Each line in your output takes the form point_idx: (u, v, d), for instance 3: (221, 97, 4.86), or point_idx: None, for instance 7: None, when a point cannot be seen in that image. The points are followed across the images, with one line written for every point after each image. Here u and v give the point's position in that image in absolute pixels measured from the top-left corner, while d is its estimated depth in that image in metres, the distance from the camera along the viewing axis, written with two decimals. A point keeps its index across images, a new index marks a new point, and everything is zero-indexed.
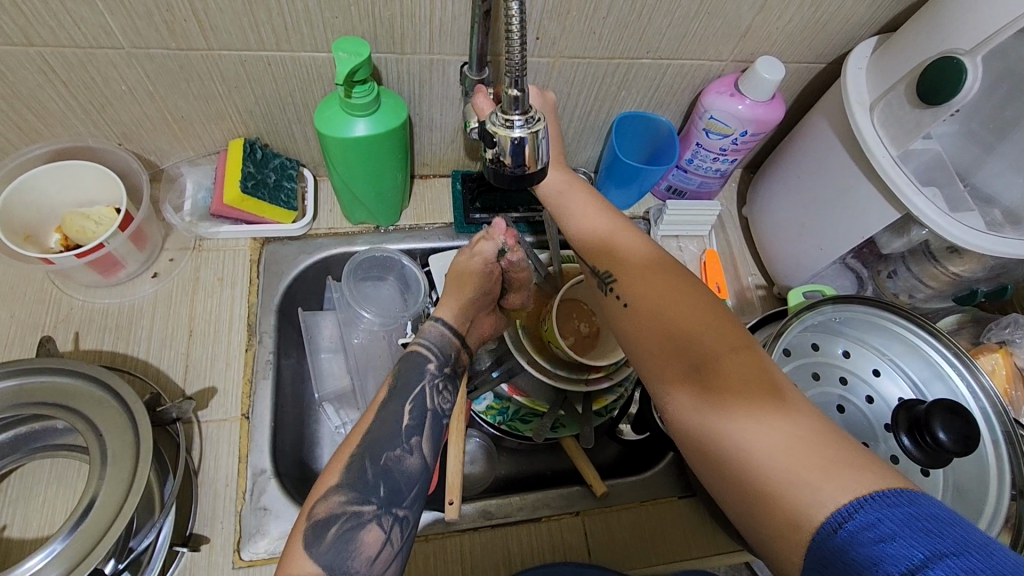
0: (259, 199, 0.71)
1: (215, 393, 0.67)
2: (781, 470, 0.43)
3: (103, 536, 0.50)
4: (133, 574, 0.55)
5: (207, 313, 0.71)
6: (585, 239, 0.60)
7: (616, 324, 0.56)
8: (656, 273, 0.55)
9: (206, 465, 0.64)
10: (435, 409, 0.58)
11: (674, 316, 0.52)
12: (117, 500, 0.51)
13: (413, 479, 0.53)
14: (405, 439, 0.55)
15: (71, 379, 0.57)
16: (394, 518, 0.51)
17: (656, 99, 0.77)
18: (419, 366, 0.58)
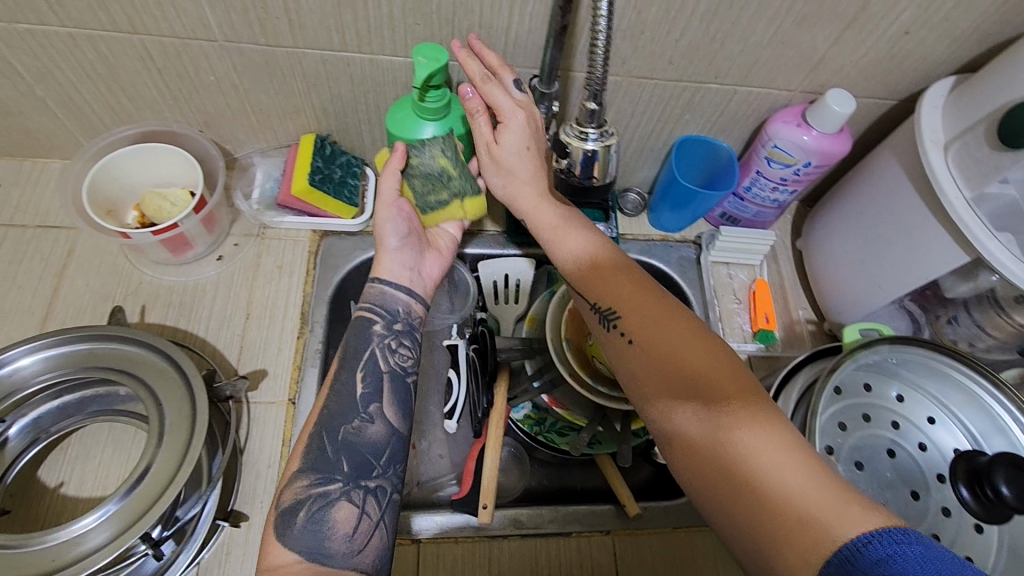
0: (324, 193, 0.73)
1: (265, 375, 0.70)
2: (807, 502, 0.42)
3: (155, 502, 0.52)
4: (177, 542, 0.58)
5: (265, 298, 0.74)
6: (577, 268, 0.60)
7: (620, 362, 0.54)
8: (654, 306, 0.55)
9: (251, 445, 0.66)
10: (392, 370, 0.59)
11: (678, 351, 0.51)
12: (170, 471, 0.53)
13: (378, 447, 0.55)
14: (362, 409, 0.56)
15: (137, 348, 0.59)
16: (363, 491, 0.53)
17: (719, 124, 0.77)
18: (365, 330, 0.60)
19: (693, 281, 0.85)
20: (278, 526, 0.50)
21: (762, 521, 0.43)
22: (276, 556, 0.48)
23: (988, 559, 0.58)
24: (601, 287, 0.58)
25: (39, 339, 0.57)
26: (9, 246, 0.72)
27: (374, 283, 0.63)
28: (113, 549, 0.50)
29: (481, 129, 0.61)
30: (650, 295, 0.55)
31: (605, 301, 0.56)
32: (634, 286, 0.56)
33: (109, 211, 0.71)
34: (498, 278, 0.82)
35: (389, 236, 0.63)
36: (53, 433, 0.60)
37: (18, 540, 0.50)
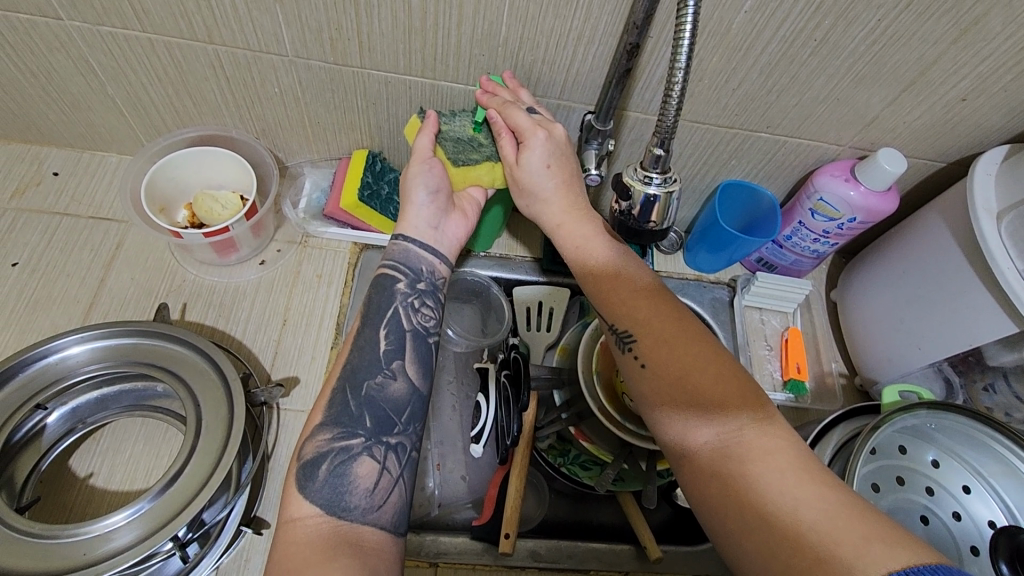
0: (372, 209, 0.74)
1: (297, 382, 0.70)
2: (822, 536, 0.41)
3: (187, 505, 0.52)
4: (201, 545, 0.58)
5: (303, 305, 0.75)
6: (597, 284, 0.59)
7: (633, 385, 0.54)
8: (672, 330, 0.54)
9: (279, 450, 0.66)
10: (415, 329, 0.59)
11: (693, 377, 0.51)
12: (203, 474, 0.54)
13: (400, 405, 0.55)
14: (385, 365, 0.56)
15: (181, 347, 0.60)
16: (385, 447, 0.53)
17: (765, 172, 0.78)
18: (389, 288, 0.60)
19: (725, 324, 0.85)
20: (302, 480, 0.50)
21: (773, 551, 0.42)
22: (296, 508, 0.48)
23: None
24: (618, 307, 0.57)
25: (90, 329, 0.59)
26: (62, 235, 0.74)
27: (398, 239, 0.62)
28: (141, 548, 0.50)
29: (506, 148, 0.61)
30: (668, 320, 0.55)
31: (622, 323, 0.56)
32: (651, 307, 0.56)
33: (162, 209, 0.73)
34: (532, 304, 0.82)
35: (414, 199, 0.62)
36: (89, 424, 0.61)
37: (51, 531, 0.50)
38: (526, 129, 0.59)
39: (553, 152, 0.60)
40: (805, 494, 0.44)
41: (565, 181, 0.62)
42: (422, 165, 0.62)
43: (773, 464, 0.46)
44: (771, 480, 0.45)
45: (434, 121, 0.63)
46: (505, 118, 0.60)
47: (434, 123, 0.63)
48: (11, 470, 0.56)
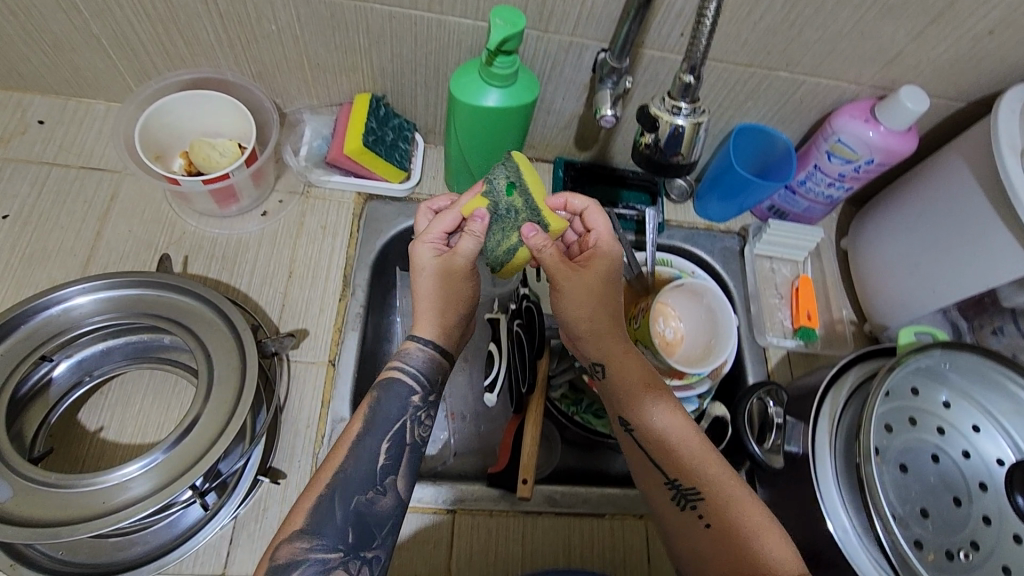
0: (377, 155, 0.72)
1: (306, 335, 0.69)
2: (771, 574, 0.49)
3: (204, 455, 0.51)
4: (219, 495, 0.58)
5: (309, 257, 0.73)
6: (655, 432, 0.57)
7: (692, 542, 0.54)
8: (727, 484, 0.55)
9: (291, 403, 0.65)
10: (415, 442, 0.56)
11: (755, 541, 0.51)
12: (218, 424, 0.53)
13: (385, 519, 0.52)
14: (378, 480, 0.53)
15: (189, 299, 0.59)
16: (361, 560, 0.50)
17: (780, 114, 0.76)
18: (404, 400, 0.56)
19: (736, 273, 0.85)
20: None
21: None
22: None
23: None
24: (680, 456, 0.56)
25: (94, 279, 0.57)
26: (53, 185, 0.71)
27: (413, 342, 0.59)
28: (157, 497, 0.49)
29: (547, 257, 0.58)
30: (730, 478, 0.55)
31: (680, 474, 0.56)
32: (712, 459, 0.56)
33: (157, 158, 0.70)
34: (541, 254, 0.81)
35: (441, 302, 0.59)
36: (99, 377, 0.60)
37: (69, 480, 0.49)
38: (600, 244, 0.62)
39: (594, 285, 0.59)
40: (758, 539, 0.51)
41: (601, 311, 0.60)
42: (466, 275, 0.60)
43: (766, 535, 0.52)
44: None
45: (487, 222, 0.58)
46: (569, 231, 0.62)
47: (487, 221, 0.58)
48: (20, 423, 0.55)
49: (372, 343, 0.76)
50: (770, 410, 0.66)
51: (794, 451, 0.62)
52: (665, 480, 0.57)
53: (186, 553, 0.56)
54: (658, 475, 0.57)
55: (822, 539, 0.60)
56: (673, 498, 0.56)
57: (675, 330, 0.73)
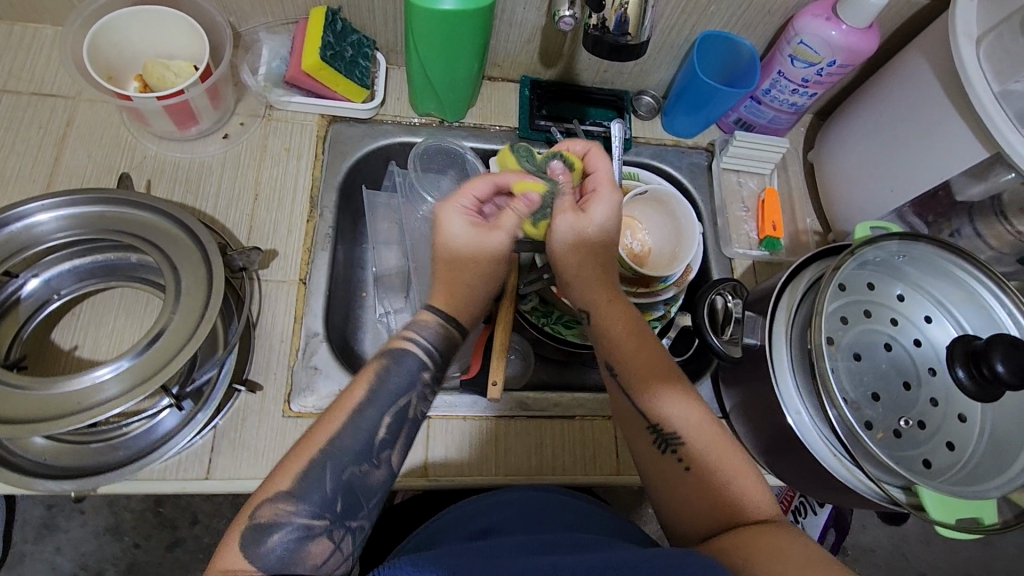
0: (337, 71, 0.71)
1: (276, 255, 0.69)
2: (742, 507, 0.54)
3: (170, 361, 0.52)
4: (195, 403, 0.59)
5: (273, 178, 0.73)
6: (643, 392, 0.59)
7: (669, 486, 0.57)
8: (709, 430, 0.58)
9: (264, 319, 0.66)
10: (416, 418, 0.55)
11: (725, 484, 0.55)
12: (187, 331, 0.53)
13: (373, 492, 0.52)
14: (374, 453, 0.52)
15: (150, 213, 0.59)
16: (345, 529, 0.50)
17: (744, 20, 0.75)
18: (414, 374, 0.55)
19: (703, 188, 0.85)
20: (247, 541, 0.47)
21: (700, 503, 0.55)
22: (232, 561, 0.46)
23: (970, 444, 0.62)
24: (665, 403, 0.58)
25: (53, 195, 0.56)
26: (5, 111, 0.69)
27: (430, 314, 0.57)
28: (130, 396, 0.50)
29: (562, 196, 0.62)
30: (711, 425, 0.58)
31: (664, 420, 0.58)
32: (697, 409, 0.59)
33: (109, 78, 0.68)
34: None
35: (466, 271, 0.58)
36: (65, 294, 0.60)
37: (41, 384, 0.50)
38: (606, 182, 0.62)
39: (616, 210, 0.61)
40: (735, 478, 0.55)
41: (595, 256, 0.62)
42: (498, 247, 0.59)
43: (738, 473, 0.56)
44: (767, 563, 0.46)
45: (534, 207, 0.60)
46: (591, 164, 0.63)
47: (534, 207, 0.60)
48: None
49: (344, 265, 0.77)
50: (730, 305, 0.67)
51: (751, 343, 0.65)
52: (646, 426, 0.59)
53: (168, 457, 0.58)
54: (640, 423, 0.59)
55: (781, 427, 0.63)
56: (653, 441, 0.58)
57: (643, 242, 0.74)
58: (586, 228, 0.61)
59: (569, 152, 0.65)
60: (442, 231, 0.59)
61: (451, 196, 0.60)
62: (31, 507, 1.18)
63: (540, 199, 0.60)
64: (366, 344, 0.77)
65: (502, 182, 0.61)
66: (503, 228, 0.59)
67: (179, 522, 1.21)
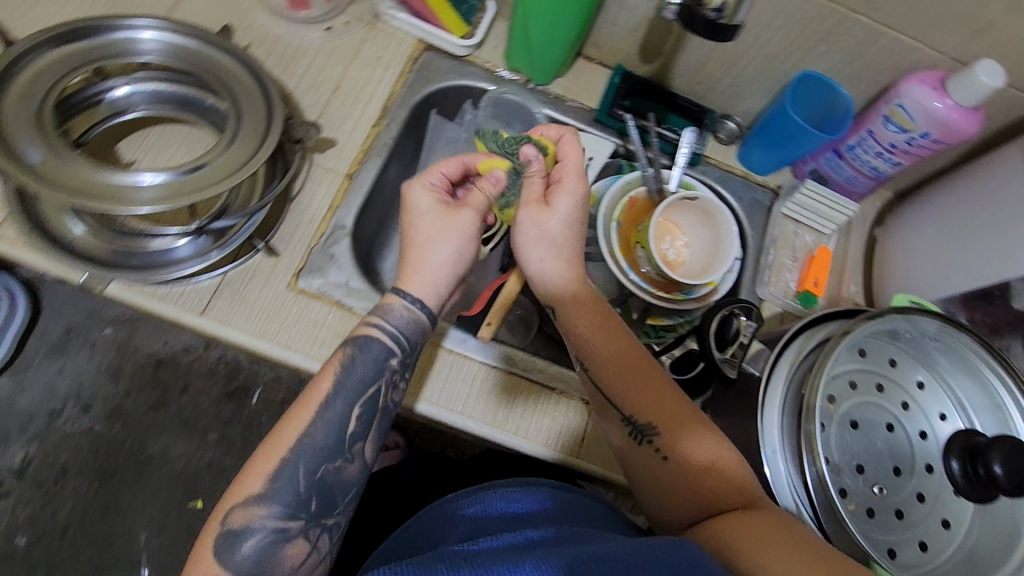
0: (453, 12, 0.78)
1: (332, 145, 0.72)
2: (730, 497, 0.55)
3: (204, 189, 0.56)
4: (215, 242, 0.64)
5: (357, 79, 0.76)
6: (608, 382, 0.61)
7: (654, 476, 0.59)
8: (682, 416, 0.59)
9: (302, 198, 0.69)
10: (386, 408, 0.59)
11: (700, 467, 0.57)
12: (229, 172, 0.58)
13: (348, 487, 0.56)
14: (346, 449, 0.55)
15: (235, 63, 0.63)
16: (321, 528, 0.54)
17: (849, 70, 0.74)
18: (380, 360, 0.57)
19: (757, 226, 0.84)
20: (221, 547, 0.51)
21: (697, 497, 0.57)
22: (209, 570, 0.50)
23: (943, 553, 0.58)
24: (633, 394, 0.60)
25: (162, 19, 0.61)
26: None
27: (396, 299, 0.58)
28: (159, 204, 0.54)
29: (530, 189, 0.63)
30: (683, 412, 0.59)
31: (634, 412, 0.60)
32: (669, 397, 0.60)
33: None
34: None
35: (430, 255, 0.59)
36: (139, 108, 0.64)
37: (92, 168, 0.55)
38: (571, 169, 0.63)
39: (580, 206, 0.63)
40: (723, 471, 0.56)
41: (566, 253, 0.64)
42: (467, 225, 0.60)
43: (720, 460, 0.57)
44: (767, 561, 0.49)
45: (500, 185, 0.63)
46: (560, 156, 0.64)
47: (498, 186, 0.63)
48: (69, 123, 0.61)
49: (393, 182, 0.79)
50: (742, 326, 0.66)
51: (750, 371, 0.64)
52: (622, 418, 0.61)
53: (174, 278, 0.62)
54: (616, 413, 0.61)
55: (755, 470, 0.61)
56: (630, 434, 0.60)
57: (679, 251, 0.74)
58: (547, 221, 0.62)
59: (541, 137, 0.66)
60: (408, 209, 0.61)
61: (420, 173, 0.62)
62: (51, 326, 1.27)
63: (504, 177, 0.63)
64: (386, 260, 0.79)
65: (470, 163, 0.65)
66: (470, 208, 0.61)
67: (171, 389, 1.27)
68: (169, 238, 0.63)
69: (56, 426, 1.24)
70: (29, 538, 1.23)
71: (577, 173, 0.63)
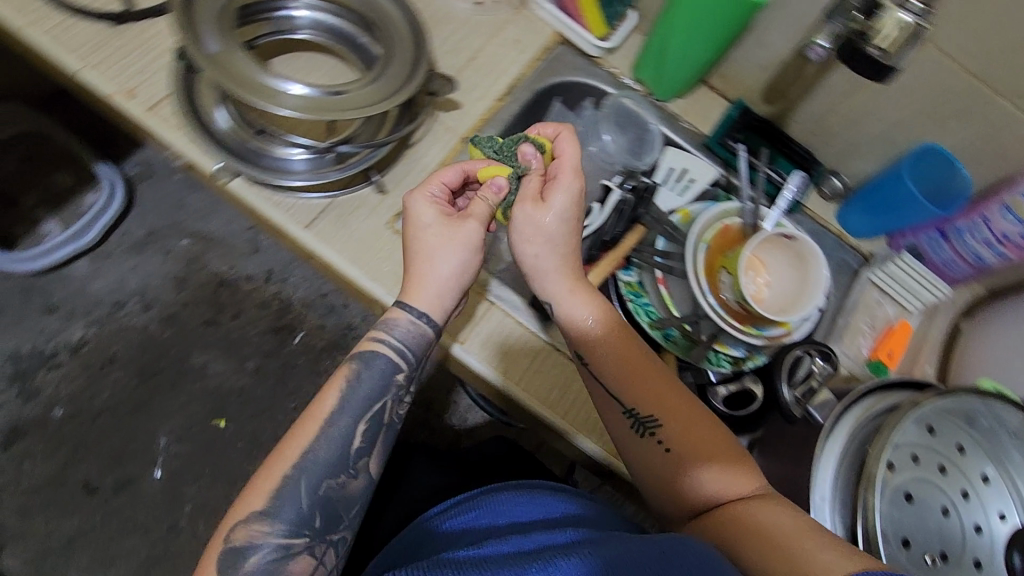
0: (601, 14, 0.82)
1: (456, 108, 0.76)
2: (732, 494, 0.58)
3: (340, 112, 0.61)
4: (334, 163, 0.67)
5: (492, 55, 0.80)
6: (608, 377, 0.64)
7: (655, 471, 0.61)
8: (687, 413, 0.62)
9: (418, 148, 0.73)
10: (390, 423, 0.63)
11: (704, 471, 0.59)
12: (364, 104, 0.62)
13: (351, 502, 0.59)
14: (352, 465, 0.59)
15: (396, 10, 0.67)
16: (326, 543, 0.57)
17: (976, 152, 0.73)
18: (386, 375, 0.62)
19: (841, 286, 0.83)
20: (225, 563, 0.54)
21: (695, 497, 0.59)
22: None
23: None
24: (635, 384, 0.63)
25: None
26: None
27: (400, 313, 0.63)
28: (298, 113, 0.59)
29: (529, 183, 0.65)
30: (684, 408, 0.62)
31: (635, 404, 0.63)
32: (672, 393, 0.63)
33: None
34: (675, 167, 0.82)
35: (433, 266, 0.62)
36: (306, 29, 0.70)
37: (250, 65, 0.60)
38: (572, 170, 0.64)
39: (577, 205, 0.65)
40: (723, 471, 0.59)
41: (565, 248, 0.66)
42: (471, 235, 0.63)
43: (723, 458, 0.60)
44: (778, 548, 0.50)
45: (503, 193, 0.65)
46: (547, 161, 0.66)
47: (500, 194, 0.65)
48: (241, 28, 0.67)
49: None
50: (815, 369, 0.69)
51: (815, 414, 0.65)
52: (623, 411, 0.63)
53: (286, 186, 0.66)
54: (618, 407, 0.64)
55: None
56: (631, 425, 0.63)
57: (761, 287, 0.73)
58: (542, 218, 0.64)
59: (539, 136, 0.67)
60: (413, 219, 0.63)
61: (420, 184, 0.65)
62: (135, 227, 1.49)
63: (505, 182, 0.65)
64: None
65: (470, 171, 0.67)
66: (472, 219, 0.63)
67: (225, 314, 1.47)
68: (290, 149, 0.67)
69: (115, 317, 1.43)
70: (68, 410, 1.37)
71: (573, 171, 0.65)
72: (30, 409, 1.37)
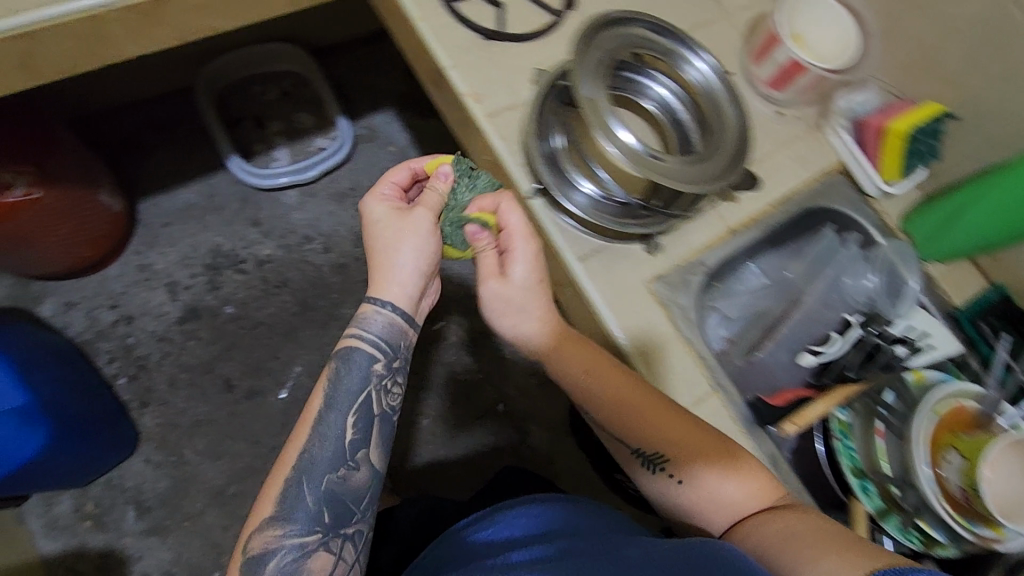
0: (903, 147, 0.81)
1: (734, 201, 0.80)
2: (746, 507, 0.65)
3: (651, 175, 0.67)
4: (619, 214, 0.74)
5: (777, 161, 0.84)
6: (595, 411, 0.70)
7: (670, 491, 0.68)
8: (665, 413, 0.67)
9: (691, 224, 0.78)
10: (382, 412, 0.72)
11: (724, 483, 0.66)
12: (672, 182, 0.67)
13: (356, 492, 0.69)
14: (350, 458, 0.69)
15: (732, 120, 0.71)
16: (340, 537, 0.67)
17: None
18: (365, 368, 0.71)
19: None
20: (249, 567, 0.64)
21: (712, 508, 0.66)
22: None
23: None
24: (632, 423, 0.68)
25: (717, 64, 0.72)
26: None
27: (371, 309, 0.71)
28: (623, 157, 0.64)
29: (487, 259, 0.74)
30: (659, 407, 0.67)
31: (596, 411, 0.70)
32: (643, 400, 0.68)
33: (749, 28, 0.89)
34: (917, 328, 0.80)
35: (395, 259, 0.71)
36: (657, 105, 0.75)
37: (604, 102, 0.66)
38: (519, 232, 0.72)
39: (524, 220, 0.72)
40: (730, 475, 0.66)
41: (536, 270, 0.73)
42: (420, 223, 0.71)
43: (712, 451, 0.66)
44: (802, 557, 0.58)
45: (449, 179, 0.73)
46: (507, 221, 0.71)
47: (449, 180, 0.73)
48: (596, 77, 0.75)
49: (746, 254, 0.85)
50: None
51: None
52: (630, 449, 0.69)
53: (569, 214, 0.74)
54: (624, 445, 0.70)
55: None
56: (641, 461, 0.69)
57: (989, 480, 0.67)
58: (507, 289, 0.73)
59: (479, 210, 0.72)
60: (369, 217, 0.73)
61: (373, 188, 0.74)
62: (345, 179, 1.67)
63: (453, 169, 0.74)
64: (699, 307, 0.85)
65: (418, 166, 0.76)
66: (420, 207, 0.72)
67: None
68: (581, 180, 0.75)
69: (302, 248, 1.60)
70: (237, 310, 1.54)
71: (522, 234, 0.72)
72: (210, 298, 1.55)
